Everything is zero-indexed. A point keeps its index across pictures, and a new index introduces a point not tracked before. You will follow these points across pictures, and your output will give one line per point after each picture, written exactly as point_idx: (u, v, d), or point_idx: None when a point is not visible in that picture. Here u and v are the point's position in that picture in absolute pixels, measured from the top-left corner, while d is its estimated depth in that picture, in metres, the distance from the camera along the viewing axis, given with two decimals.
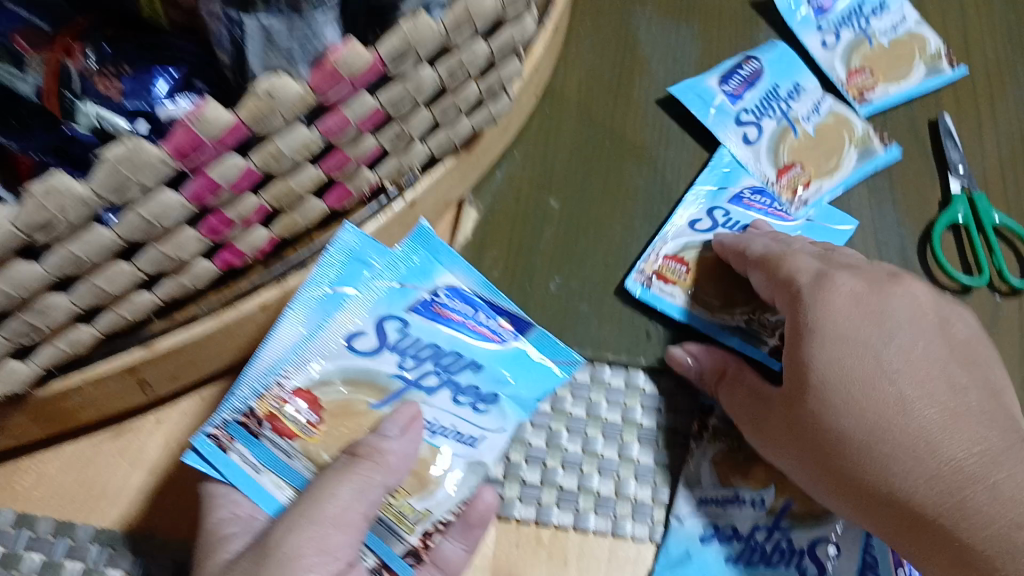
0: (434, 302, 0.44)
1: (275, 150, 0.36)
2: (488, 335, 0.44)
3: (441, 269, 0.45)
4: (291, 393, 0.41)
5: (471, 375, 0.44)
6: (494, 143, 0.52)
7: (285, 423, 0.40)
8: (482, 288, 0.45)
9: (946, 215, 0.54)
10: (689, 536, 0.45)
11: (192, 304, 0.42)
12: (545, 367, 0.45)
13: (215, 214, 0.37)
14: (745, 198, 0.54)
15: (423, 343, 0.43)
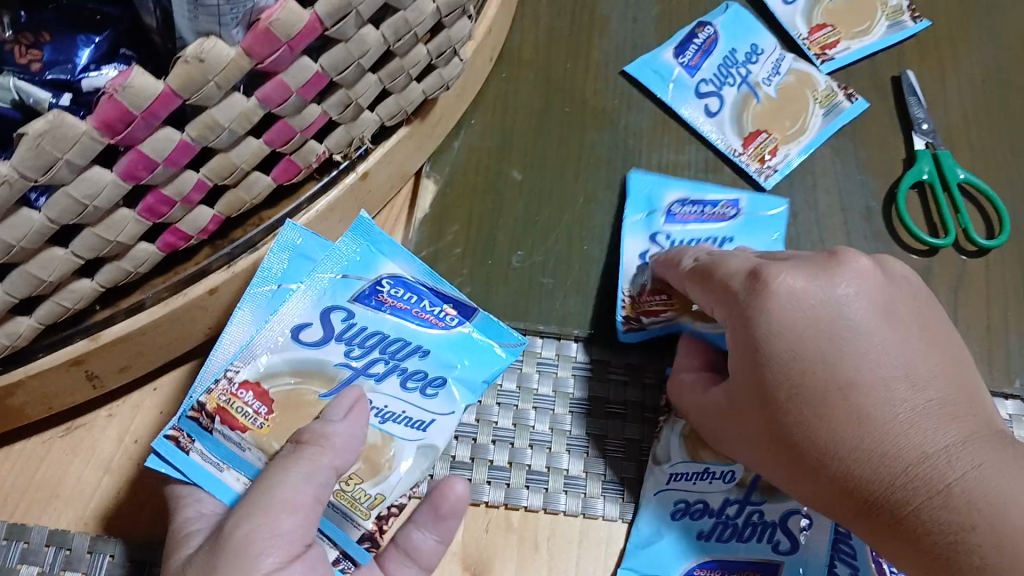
0: (377, 290, 0.42)
1: (211, 121, 0.34)
2: (432, 321, 0.43)
3: (384, 257, 0.43)
4: (240, 388, 0.39)
5: (418, 361, 0.42)
6: (449, 112, 0.50)
7: (235, 415, 0.38)
8: (425, 274, 0.44)
9: (911, 172, 0.53)
10: (660, 514, 0.45)
11: (137, 291, 0.40)
12: (488, 349, 0.43)
13: (153, 192, 0.35)
14: (677, 214, 0.51)
15: (369, 333, 0.42)
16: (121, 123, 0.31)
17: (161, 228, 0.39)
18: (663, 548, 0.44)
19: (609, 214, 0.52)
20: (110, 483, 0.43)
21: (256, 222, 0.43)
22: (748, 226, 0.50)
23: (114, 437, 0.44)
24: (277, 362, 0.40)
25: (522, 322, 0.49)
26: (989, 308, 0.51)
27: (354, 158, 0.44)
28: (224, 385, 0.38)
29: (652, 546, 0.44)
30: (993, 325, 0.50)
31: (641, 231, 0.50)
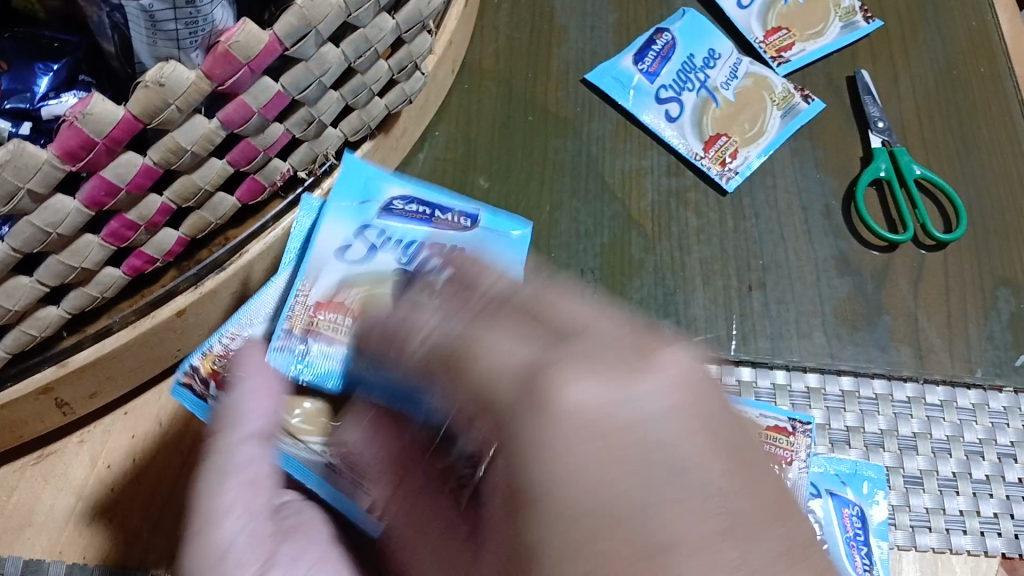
0: (391, 208, 0.45)
1: (174, 145, 0.34)
2: (447, 224, 0.45)
3: (382, 181, 0.45)
4: (299, 315, 0.42)
5: (446, 239, 0.44)
6: (412, 124, 0.50)
7: (310, 336, 0.41)
8: (420, 190, 0.46)
9: (868, 171, 0.54)
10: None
11: (104, 315, 0.40)
12: (503, 224, 0.46)
13: (118, 218, 0.35)
14: (397, 209, 0.45)
15: (399, 237, 0.44)
16: (82, 150, 0.31)
17: (126, 253, 0.39)
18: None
19: (575, 221, 0.52)
20: (83, 509, 0.43)
21: (222, 241, 0.43)
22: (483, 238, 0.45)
23: (86, 464, 0.44)
24: (331, 284, 0.42)
25: None
26: (949, 300, 0.52)
27: (320, 174, 0.44)
28: (292, 316, 0.42)
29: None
30: (953, 316, 0.51)
31: (348, 218, 0.44)
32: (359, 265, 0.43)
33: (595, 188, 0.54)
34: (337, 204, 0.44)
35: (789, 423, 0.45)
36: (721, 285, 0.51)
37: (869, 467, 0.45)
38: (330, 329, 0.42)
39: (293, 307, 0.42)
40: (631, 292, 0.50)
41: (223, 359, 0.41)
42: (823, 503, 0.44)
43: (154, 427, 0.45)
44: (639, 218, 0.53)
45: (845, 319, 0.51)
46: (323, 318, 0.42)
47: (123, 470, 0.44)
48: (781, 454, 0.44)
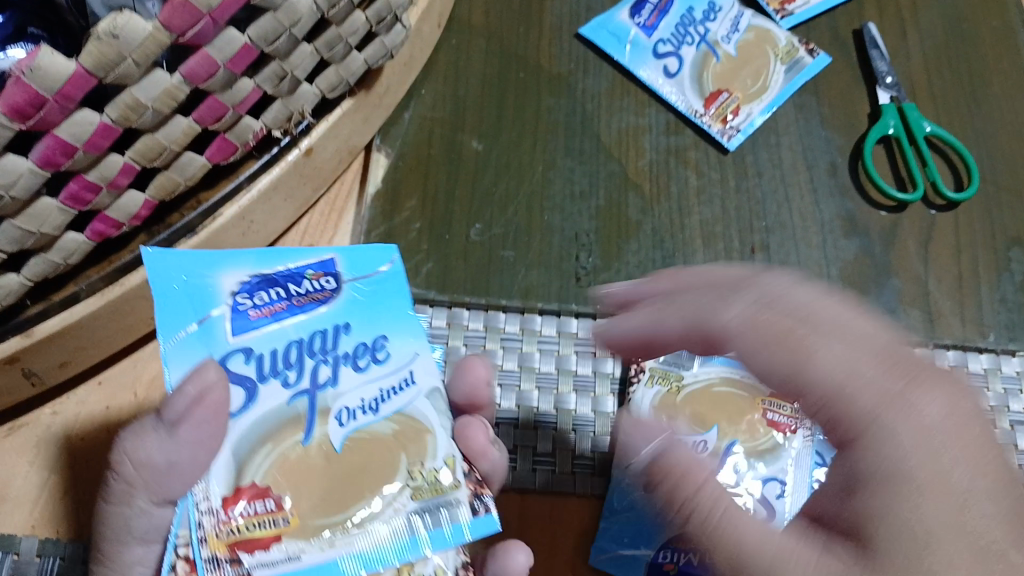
0: (241, 309, 0.33)
1: (134, 101, 0.32)
2: (316, 298, 0.34)
3: (205, 284, 0.33)
4: (225, 512, 0.30)
5: (348, 338, 0.34)
6: (396, 81, 0.48)
7: (255, 534, 0.30)
8: (260, 262, 0.35)
9: (876, 128, 0.52)
10: (631, 487, 0.42)
11: (72, 283, 0.38)
12: (391, 292, 0.36)
13: (77, 179, 0.34)
14: (243, 308, 0.33)
15: (280, 349, 0.33)
16: (32, 107, 0.29)
17: (90, 216, 0.37)
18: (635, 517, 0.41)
19: (569, 181, 0.50)
20: (55, 483, 0.41)
21: (194, 204, 0.41)
22: (361, 299, 0.35)
23: (58, 436, 0.42)
24: (229, 461, 0.31)
25: (483, 297, 0.46)
26: (960, 261, 0.49)
27: (296, 133, 0.42)
28: (212, 522, 0.30)
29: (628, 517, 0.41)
30: (964, 278, 0.49)
31: (195, 355, 0.32)
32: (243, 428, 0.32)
33: (590, 148, 0.51)
34: (175, 338, 0.32)
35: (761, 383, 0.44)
36: (723, 249, 0.49)
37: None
38: (272, 529, 0.30)
39: (202, 495, 0.30)
40: (628, 255, 0.48)
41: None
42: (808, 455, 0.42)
43: (131, 399, 0.43)
44: (637, 177, 0.50)
45: (852, 281, 0.48)
46: (255, 521, 0.30)
47: (98, 441, 0.42)
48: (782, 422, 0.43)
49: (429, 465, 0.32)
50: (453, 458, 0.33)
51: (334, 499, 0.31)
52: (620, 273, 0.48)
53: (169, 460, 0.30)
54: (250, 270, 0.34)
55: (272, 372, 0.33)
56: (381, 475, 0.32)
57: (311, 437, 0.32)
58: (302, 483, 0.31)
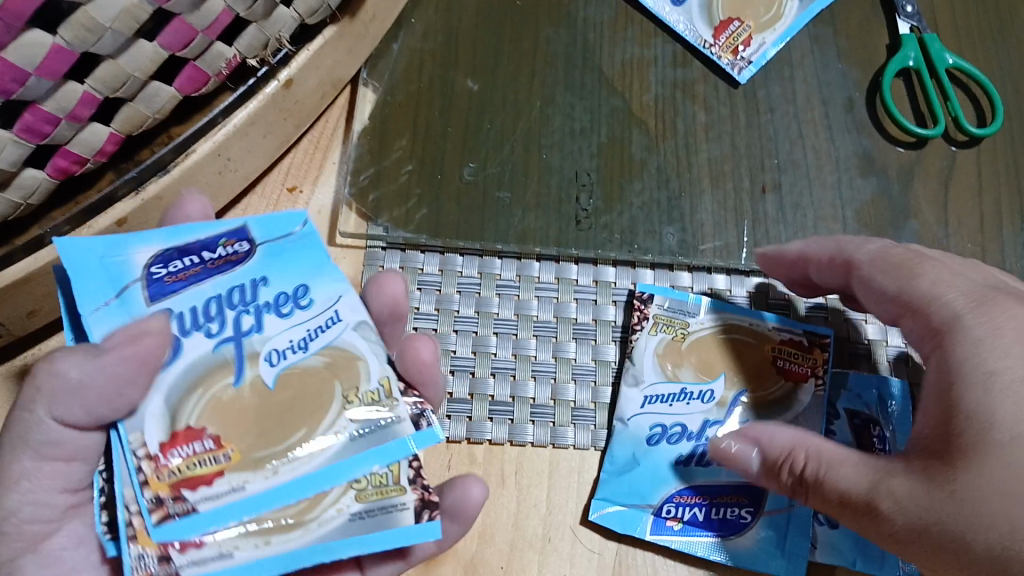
0: (156, 278, 0.31)
1: (88, 21, 0.29)
2: (231, 257, 0.32)
3: (119, 258, 0.31)
4: (165, 456, 0.29)
5: (268, 289, 0.32)
6: (383, 9, 0.44)
7: (196, 472, 0.29)
8: (172, 235, 0.32)
9: (896, 61, 0.48)
10: (634, 440, 0.40)
11: (36, 226, 0.36)
12: (306, 248, 0.33)
13: (31, 109, 0.31)
14: (159, 277, 0.31)
15: (201, 307, 0.31)
16: None
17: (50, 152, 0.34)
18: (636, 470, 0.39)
19: (569, 117, 0.47)
20: None
21: (166, 140, 0.38)
22: (278, 252, 0.33)
23: None
24: (160, 410, 0.30)
25: (478, 242, 0.43)
26: (982, 202, 0.47)
27: (274, 63, 0.39)
28: (151, 467, 0.29)
29: (630, 472, 0.39)
30: (986, 220, 0.46)
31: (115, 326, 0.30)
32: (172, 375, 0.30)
33: (591, 82, 0.48)
34: (94, 311, 0.30)
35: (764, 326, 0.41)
36: (733, 190, 0.46)
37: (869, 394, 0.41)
38: (210, 462, 0.29)
39: (137, 443, 0.29)
40: (631, 196, 0.45)
41: (149, 522, 0.28)
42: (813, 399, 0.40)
43: None
44: (641, 113, 0.47)
45: (868, 223, 0.46)
46: (191, 458, 0.29)
47: None
48: (797, 371, 0.40)
49: (363, 390, 0.31)
50: (388, 380, 0.32)
51: (272, 431, 0.30)
52: (623, 216, 0.45)
53: (68, 378, 0.27)
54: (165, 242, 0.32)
55: (195, 327, 0.31)
56: (316, 402, 0.31)
57: (242, 378, 0.30)
58: (235, 423, 0.30)
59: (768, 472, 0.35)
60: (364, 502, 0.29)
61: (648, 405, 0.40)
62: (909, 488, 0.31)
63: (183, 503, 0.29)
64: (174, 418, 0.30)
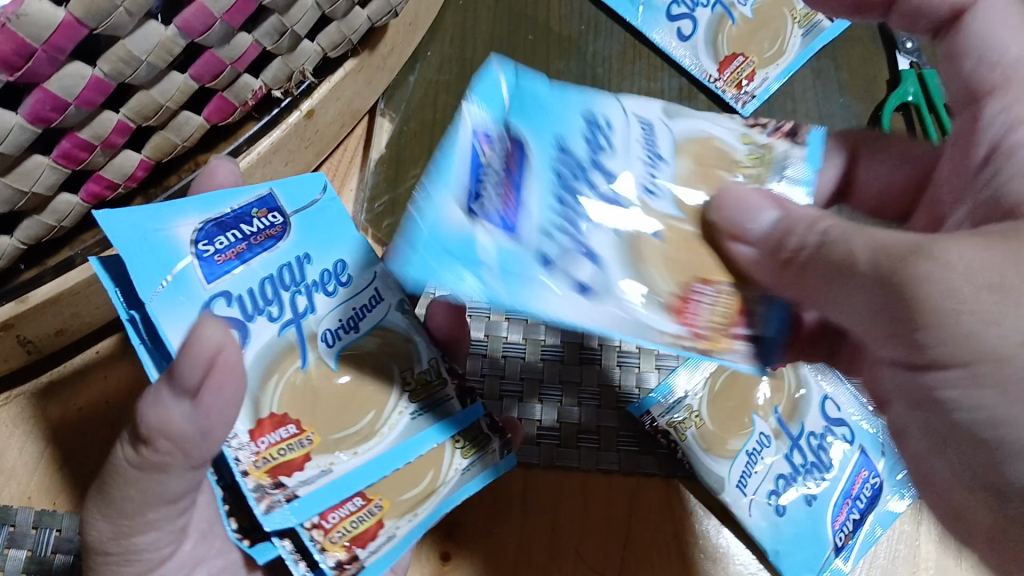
0: (207, 256, 0.30)
1: (125, 54, 0.31)
2: (269, 232, 0.32)
3: (163, 234, 0.30)
4: (255, 443, 0.30)
5: (310, 266, 0.33)
6: (401, 42, 0.46)
7: (286, 458, 0.30)
8: (206, 206, 0.31)
9: (895, 95, 0.50)
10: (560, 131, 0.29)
11: (66, 247, 0.37)
12: (330, 218, 0.34)
13: (68, 136, 0.32)
14: (209, 254, 0.30)
15: (256, 289, 0.31)
16: (19, 57, 0.28)
17: (84, 177, 0.35)
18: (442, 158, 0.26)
19: None
20: (51, 453, 0.40)
21: (192, 167, 0.39)
22: (309, 226, 0.33)
23: (52, 406, 0.41)
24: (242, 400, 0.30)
25: None
26: None
27: (297, 94, 0.41)
28: (248, 457, 0.30)
29: (531, 99, 0.29)
30: None
31: (179, 312, 0.29)
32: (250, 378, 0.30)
33: None
34: (154, 295, 0.29)
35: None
36: None
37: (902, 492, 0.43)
38: (299, 444, 0.31)
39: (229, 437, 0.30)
40: None
41: (257, 512, 0.29)
42: (848, 453, 0.43)
43: (128, 367, 0.42)
44: None
45: None
46: (279, 446, 0.30)
47: (96, 413, 0.41)
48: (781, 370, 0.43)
49: (416, 371, 0.34)
50: (435, 359, 0.34)
51: (350, 409, 0.32)
52: None
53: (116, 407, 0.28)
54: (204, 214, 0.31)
55: (259, 313, 0.31)
56: (376, 386, 0.33)
57: (308, 361, 0.32)
58: (311, 408, 0.31)
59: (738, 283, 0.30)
60: (468, 455, 0.34)
61: (653, 123, 0.32)
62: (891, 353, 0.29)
63: (283, 489, 0.30)
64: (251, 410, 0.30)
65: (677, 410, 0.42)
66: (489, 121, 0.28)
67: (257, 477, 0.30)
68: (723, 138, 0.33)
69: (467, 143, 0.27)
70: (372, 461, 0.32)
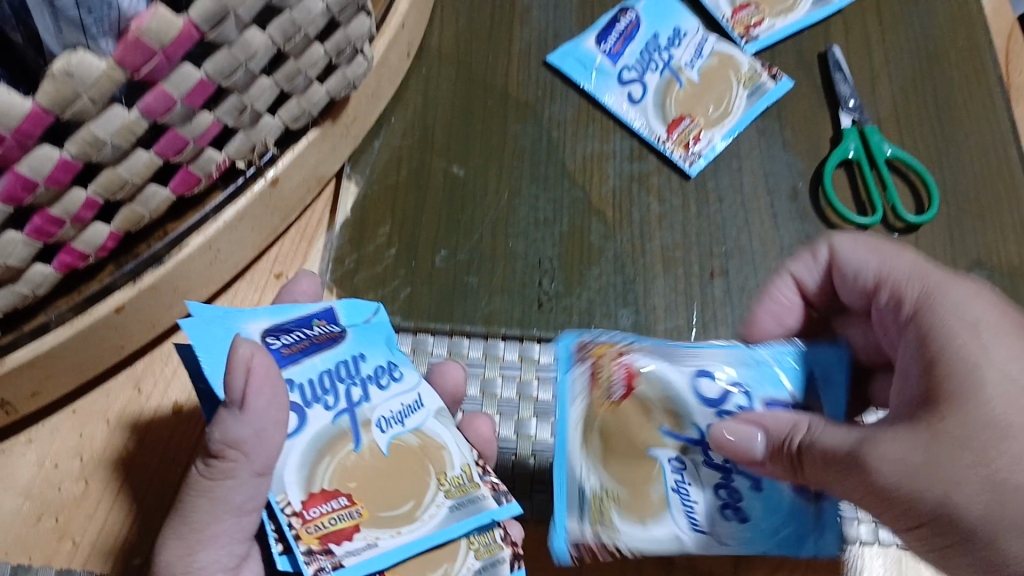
0: (272, 348, 0.37)
1: (92, 137, 0.33)
2: (329, 338, 0.39)
3: (236, 327, 0.37)
4: (307, 512, 0.34)
5: (366, 364, 0.39)
6: (363, 111, 0.49)
7: (338, 527, 0.34)
8: (275, 314, 0.39)
9: (837, 152, 0.52)
10: (346, 353, 0.39)
11: (41, 313, 0.39)
12: (376, 330, 0.41)
13: (40, 213, 0.35)
14: (280, 347, 0.37)
15: (313, 381, 0.37)
16: None
17: (57, 249, 0.38)
18: (284, 308, 0.39)
19: (533, 208, 0.51)
20: (27, 510, 0.42)
21: (162, 235, 0.42)
22: (362, 337, 0.40)
23: (29, 464, 0.43)
24: (296, 475, 0.35)
25: (447, 324, 0.47)
26: None
27: (261, 164, 0.43)
28: (299, 522, 0.34)
29: (376, 337, 0.40)
30: None
31: None
32: (287, 448, 0.35)
33: (554, 174, 0.52)
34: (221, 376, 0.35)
35: (620, 346, 0.38)
36: (684, 275, 0.49)
37: (818, 366, 0.38)
38: (346, 515, 0.34)
39: (282, 502, 0.34)
40: (590, 280, 0.49)
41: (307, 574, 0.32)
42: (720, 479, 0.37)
43: (103, 426, 0.44)
44: (600, 204, 0.51)
45: None
46: (327, 515, 0.34)
47: (71, 470, 0.43)
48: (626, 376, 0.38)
49: (450, 474, 0.36)
50: (469, 465, 0.37)
51: (393, 497, 0.35)
52: (582, 299, 0.48)
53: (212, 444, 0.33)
54: (271, 318, 0.38)
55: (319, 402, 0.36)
56: (416, 479, 0.36)
57: (360, 444, 0.36)
58: (364, 484, 0.35)
59: (771, 453, 0.34)
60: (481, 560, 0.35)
61: (423, 406, 0.38)
62: (898, 449, 0.30)
63: (331, 555, 0.33)
64: (308, 484, 0.35)
65: (581, 506, 0.37)
66: (339, 322, 0.40)
67: (301, 545, 0.33)
68: (453, 454, 0.37)
69: (307, 317, 0.39)
70: (416, 537, 0.34)
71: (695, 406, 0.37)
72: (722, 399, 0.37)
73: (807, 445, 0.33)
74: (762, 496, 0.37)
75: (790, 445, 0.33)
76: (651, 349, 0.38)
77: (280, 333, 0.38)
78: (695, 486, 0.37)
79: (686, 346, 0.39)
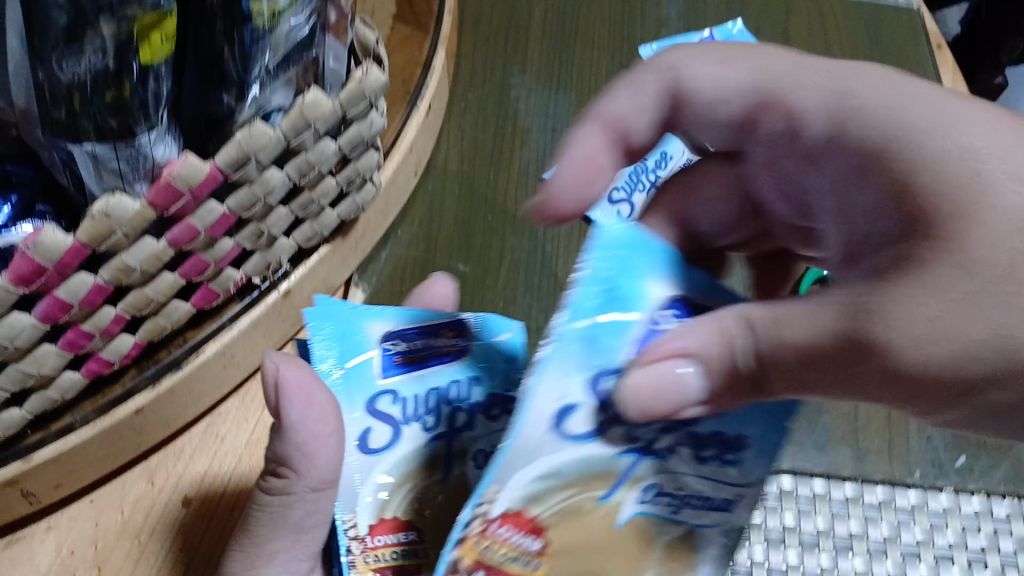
0: (387, 353, 0.41)
1: (124, 265, 0.38)
2: (451, 354, 0.42)
3: (359, 332, 0.41)
4: (370, 539, 0.39)
5: (482, 392, 0.41)
6: (372, 226, 0.53)
7: (393, 563, 0.39)
8: (402, 317, 0.42)
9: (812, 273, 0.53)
10: (466, 371, 0.41)
11: (68, 414, 0.43)
12: (512, 356, 0.42)
13: (73, 329, 0.39)
14: (392, 354, 0.41)
15: (419, 398, 0.40)
16: (34, 274, 0.34)
17: (86, 357, 0.42)
18: (414, 314, 0.43)
19: (527, 317, 0.55)
20: None
21: (181, 342, 0.46)
22: (487, 356, 0.42)
23: (46, 552, 0.46)
24: (372, 497, 0.39)
25: None
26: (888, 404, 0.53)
27: (274, 278, 0.48)
28: (358, 547, 0.39)
29: (505, 360, 0.42)
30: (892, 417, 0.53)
31: (352, 396, 0.40)
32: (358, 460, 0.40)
33: (548, 285, 0.56)
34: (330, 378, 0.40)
35: (476, 526, 0.33)
36: None
37: (613, 251, 0.35)
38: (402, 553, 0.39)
39: (348, 522, 0.39)
40: None
41: None
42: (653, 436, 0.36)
43: (117, 516, 0.47)
44: None
45: None
46: (386, 549, 0.39)
47: (85, 559, 0.46)
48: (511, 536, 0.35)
49: None
50: None
51: None
52: None
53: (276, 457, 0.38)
54: (397, 322, 0.42)
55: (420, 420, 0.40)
56: None
57: (449, 477, 0.40)
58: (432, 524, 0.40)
59: (721, 375, 0.34)
60: None
61: None
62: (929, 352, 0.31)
63: None
64: (381, 511, 0.39)
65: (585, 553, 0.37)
66: (468, 336, 0.42)
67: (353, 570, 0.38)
68: None
69: (431, 326, 0.42)
70: None
71: (594, 446, 0.35)
72: (597, 414, 0.35)
73: (766, 350, 0.33)
74: (727, 421, 0.36)
75: (745, 364, 0.34)
76: (495, 476, 0.33)
77: (400, 338, 0.42)
78: (644, 489, 0.36)
79: (514, 445, 0.33)
